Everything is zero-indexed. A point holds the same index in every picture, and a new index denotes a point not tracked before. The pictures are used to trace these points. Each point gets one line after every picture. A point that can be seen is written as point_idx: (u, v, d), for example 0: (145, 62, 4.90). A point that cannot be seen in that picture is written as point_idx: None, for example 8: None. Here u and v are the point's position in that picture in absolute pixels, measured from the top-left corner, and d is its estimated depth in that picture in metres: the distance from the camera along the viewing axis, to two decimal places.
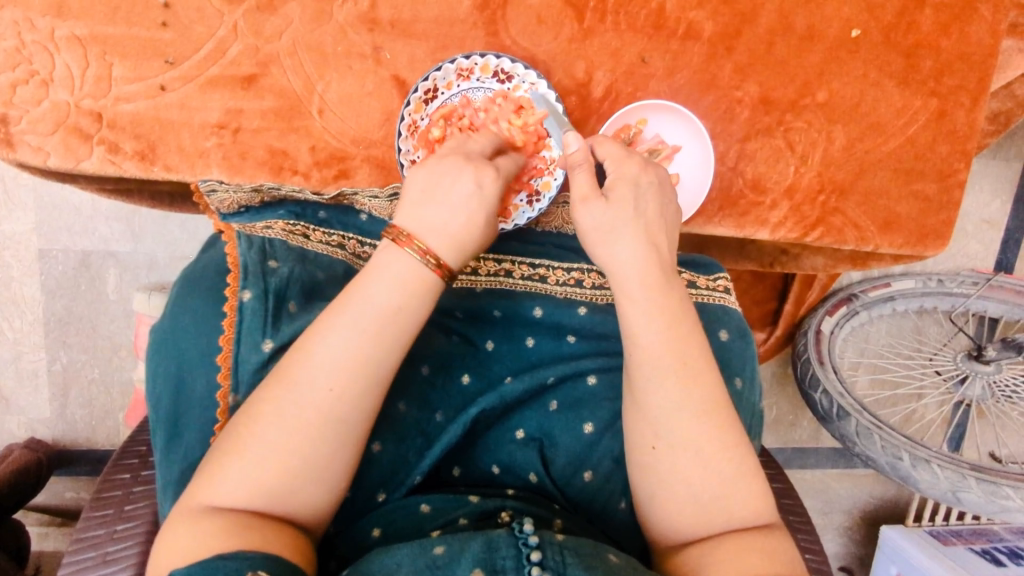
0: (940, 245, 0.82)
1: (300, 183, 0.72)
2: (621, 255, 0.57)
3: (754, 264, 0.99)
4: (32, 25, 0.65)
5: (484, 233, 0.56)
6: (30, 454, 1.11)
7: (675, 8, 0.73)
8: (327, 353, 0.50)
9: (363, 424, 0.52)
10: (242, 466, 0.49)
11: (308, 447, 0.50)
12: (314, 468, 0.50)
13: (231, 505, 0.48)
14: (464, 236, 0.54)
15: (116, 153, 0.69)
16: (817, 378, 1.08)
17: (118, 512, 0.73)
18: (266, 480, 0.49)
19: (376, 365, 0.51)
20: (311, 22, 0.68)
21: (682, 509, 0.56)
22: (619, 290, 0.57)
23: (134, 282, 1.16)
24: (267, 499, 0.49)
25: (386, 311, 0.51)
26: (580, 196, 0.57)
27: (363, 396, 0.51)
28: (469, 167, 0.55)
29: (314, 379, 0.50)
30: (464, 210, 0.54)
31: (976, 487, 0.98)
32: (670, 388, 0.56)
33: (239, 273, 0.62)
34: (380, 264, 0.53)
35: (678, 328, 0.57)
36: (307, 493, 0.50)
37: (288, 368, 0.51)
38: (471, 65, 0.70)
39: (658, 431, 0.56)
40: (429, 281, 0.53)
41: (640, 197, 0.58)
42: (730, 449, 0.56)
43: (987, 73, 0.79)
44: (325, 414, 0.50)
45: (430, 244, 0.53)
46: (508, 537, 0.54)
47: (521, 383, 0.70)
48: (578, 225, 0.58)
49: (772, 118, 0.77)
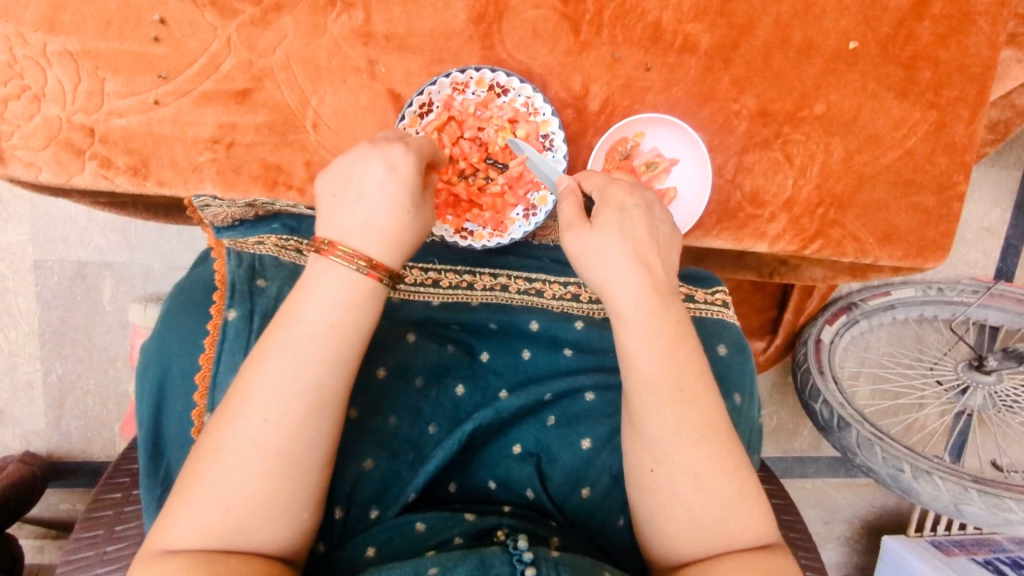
0: (940, 257, 0.81)
1: (295, 197, 0.71)
2: (615, 279, 0.56)
3: (753, 275, 0.99)
4: (24, 40, 0.65)
5: (412, 216, 0.54)
6: (24, 468, 1.11)
7: (672, 21, 0.72)
8: (263, 382, 0.49)
9: (314, 452, 0.51)
10: (193, 506, 0.48)
11: (258, 482, 0.49)
12: (265, 503, 0.49)
13: (187, 548, 0.48)
14: (391, 229, 0.53)
15: (109, 168, 0.68)
16: (817, 389, 1.07)
17: (108, 533, 0.72)
18: (218, 518, 0.48)
19: (316, 391, 0.50)
20: (306, 36, 0.68)
21: (684, 531, 0.56)
22: (614, 313, 0.57)
23: (130, 292, 1.15)
24: (221, 538, 0.48)
25: (319, 330, 0.50)
26: (567, 224, 0.58)
27: (308, 423, 0.50)
28: (372, 156, 0.54)
29: (249, 409, 0.49)
30: (380, 200, 0.53)
31: (977, 499, 0.97)
32: (666, 413, 0.55)
33: (225, 291, 0.63)
34: (311, 281, 0.52)
35: (644, 351, 0.55)
36: (266, 525, 0.49)
37: (229, 400, 0.50)
38: (466, 79, 0.70)
39: (657, 454, 0.56)
40: (366, 286, 0.52)
41: (625, 219, 0.58)
42: (730, 474, 0.56)
43: (986, 84, 0.78)
44: (268, 444, 0.49)
45: (355, 246, 0.52)
46: (502, 555, 0.54)
47: (516, 399, 0.70)
48: (568, 252, 0.58)
49: (770, 130, 0.76)
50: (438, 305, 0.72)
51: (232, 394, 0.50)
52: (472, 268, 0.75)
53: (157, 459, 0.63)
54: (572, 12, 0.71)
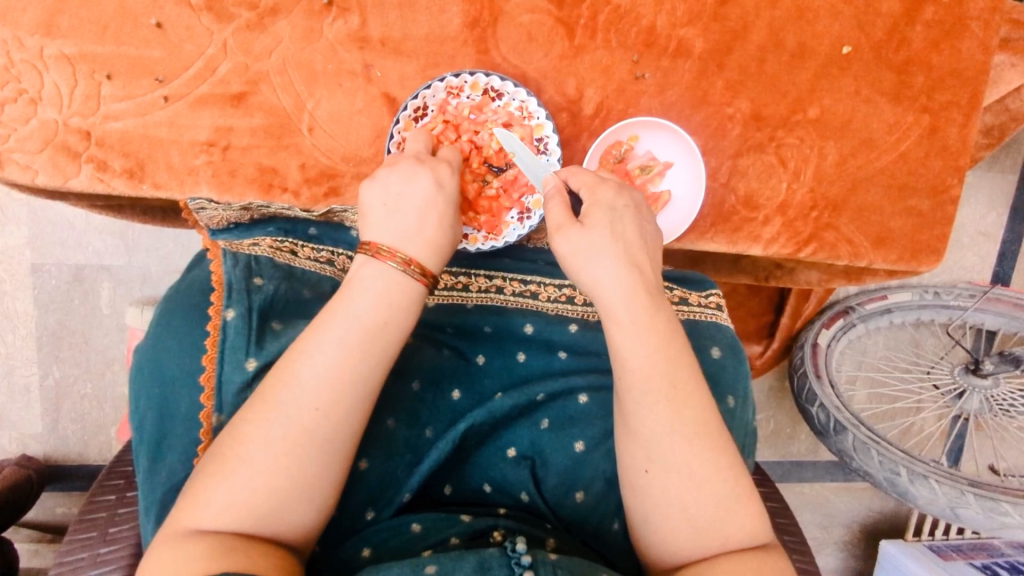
0: (934, 260, 0.82)
1: (290, 201, 0.71)
2: (601, 278, 0.56)
3: (749, 278, 0.99)
4: (21, 44, 0.65)
5: (456, 232, 0.58)
6: (20, 472, 1.10)
7: (665, 26, 0.73)
8: (313, 371, 0.51)
9: (349, 442, 0.52)
10: (229, 486, 0.48)
11: (295, 468, 0.50)
12: (298, 489, 0.50)
13: (216, 530, 0.48)
14: (443, 244, 0.57)
15: (105, 171, 0.68)
16: (814, 393, 1.07)
17: (102, 534, 0.72)
18: (252, 502, 0.49)
19: (362, 383, 0.52)
20: (301, 40, 0.68)
21: (679, 531, 0.55)
22: (607, 311, 0.57)
23: (128, 295, 1.15)
24: (255, 520, 0.49)
25: (373, 325, 0.52)
26: (556, 226, 0.58)
27: (350, 414, 0.51)
28: (425, 170, 0.58)
29: (300, 396, 0.50)
30: (433, 211, 0.57)
31: (974, 503, 0.97)
32: (662, 411, 0.55)
33: (222, 292, 0.63)
34: (362, 278, 0.54)
35: (643, 347, 0.56)
36: (297, 513, 0.50)
37: (274, 385, 0.51)
38: (461, 82, 0.70)
39: (651, 454, 0.56)
40: (415, 290, 0.54)
41: (612, 217, 0.58)
42: (724, 470, 0.56)
43: (979, 89, 0.79)
44: (313, 434, 0.50)
45: (415, 257, 0.55)
46: (500, 557, 0.54)
47: (510, 399, 0.70)
48: (557, 252, 0.58)
49: (763, 134, 0.77)
50: (432, 309, 0.72)
51: (279, 380, 0.51)
52: (468, 270, 0.75)
53: (157, 461, 0.62)
54: (567, 17, 0.71)
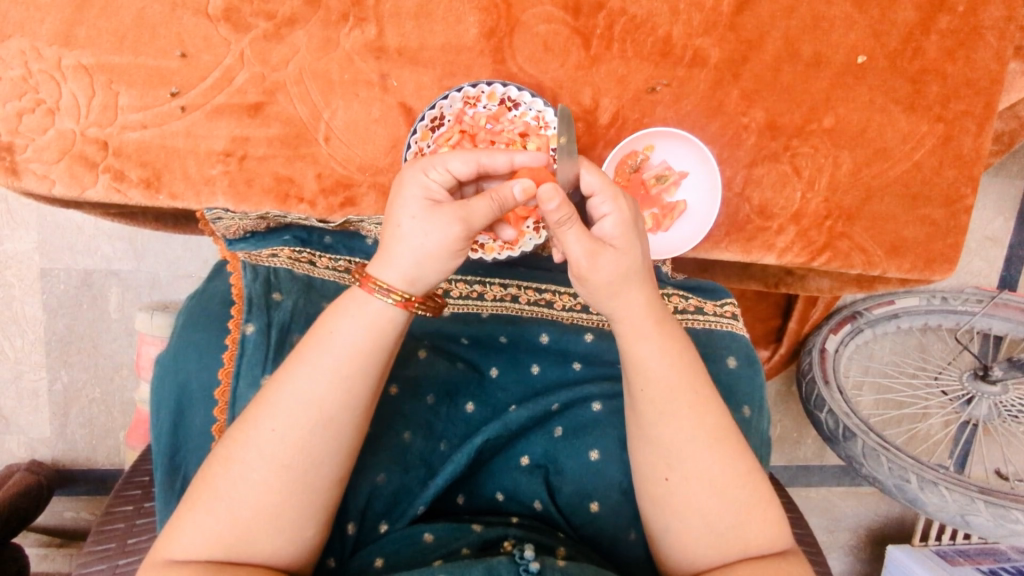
0: (947, 269, 0.82)
1: (306, 211, 0.71)
2: (633, 302, 0.55)
3: (759, 285, 0.98)
4: (39, 54, 0.65)
5: (408, 230, 0.50)
6: (30, 478, 1.10)
7: (681, 35, 0.73)
8: (280, 398, 0.51)
9: (321, 466, 0.52)
10: (199, 517, 0.50)
11: (264, 494, 0.50)
12: (270, 516, 0.51)
13: (192, 559, 0.49)
14: (391, 248, 0.51)
15: (122, 181, 0.68)
16: (823, 399, 1.07)
17: (120, 546, 0.72)
18: (222, 531, 0.50)
19: (323, 408, 0.51)
20: (318, 50, 0.68)
21: (699, 537, 0.57)
22: (625, 331, 0.56)
23: (136, 300, 1.15)
24: (227, 549, 0.50)
25: (340, 348, 0.51)
26: (588, 252, 0.51)
27: (314, 439, 0.51)
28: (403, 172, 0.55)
29: (262, 418, 0.51)
30: (388, 219, 0.52)
31: (984, 510, 0.96)
32: (691, 415, 0.57)
33: (243, 305, 0.64)
34: (348, 304, 0.52)
35: (658, 363, 0.56)
36: (269, 541, 0.51)
37: (251, 410, 0.52)
38: (478, 93, 0.71)
39: (671, 463, 0.57)
40: (388, 319, 0.52)
41: (636, 227, 0.54)
42: (744, 476, 0.58)
43: (994, 98, 0.78)
44: (274, 459, 0.50)
45: (369, 270, 0.52)
46: (508, 564, 0.56)
47: (526, 411, 0.69)
48: (588, 280, 0.53)
49: (778, 143, 0.76)
50: (449, 318, 0.72)
51: (254, 404, 0.52)
52: (483, 279, 0.74)
53: (173, 474, 0.63)
54: (583, 27, 0.71)
